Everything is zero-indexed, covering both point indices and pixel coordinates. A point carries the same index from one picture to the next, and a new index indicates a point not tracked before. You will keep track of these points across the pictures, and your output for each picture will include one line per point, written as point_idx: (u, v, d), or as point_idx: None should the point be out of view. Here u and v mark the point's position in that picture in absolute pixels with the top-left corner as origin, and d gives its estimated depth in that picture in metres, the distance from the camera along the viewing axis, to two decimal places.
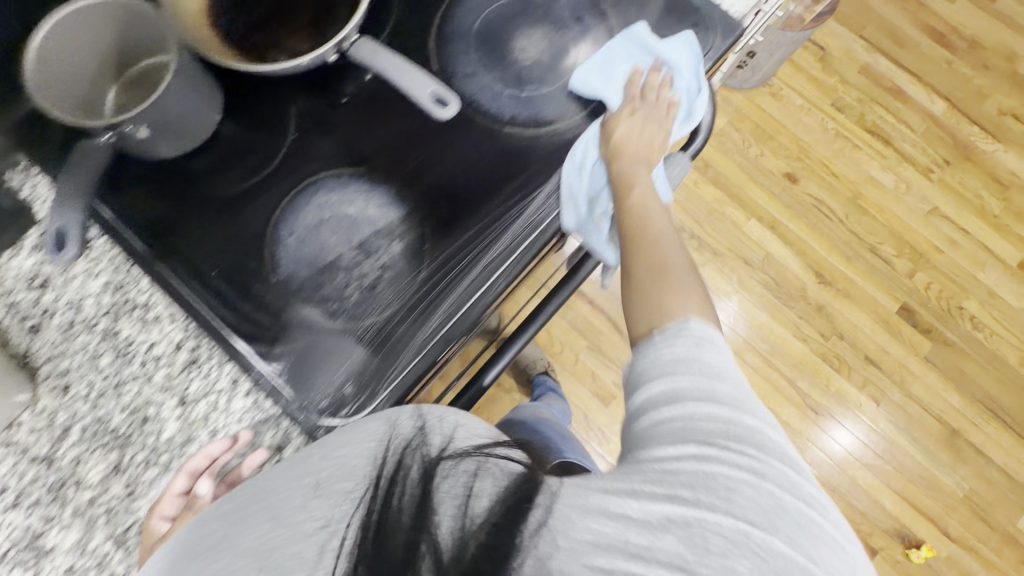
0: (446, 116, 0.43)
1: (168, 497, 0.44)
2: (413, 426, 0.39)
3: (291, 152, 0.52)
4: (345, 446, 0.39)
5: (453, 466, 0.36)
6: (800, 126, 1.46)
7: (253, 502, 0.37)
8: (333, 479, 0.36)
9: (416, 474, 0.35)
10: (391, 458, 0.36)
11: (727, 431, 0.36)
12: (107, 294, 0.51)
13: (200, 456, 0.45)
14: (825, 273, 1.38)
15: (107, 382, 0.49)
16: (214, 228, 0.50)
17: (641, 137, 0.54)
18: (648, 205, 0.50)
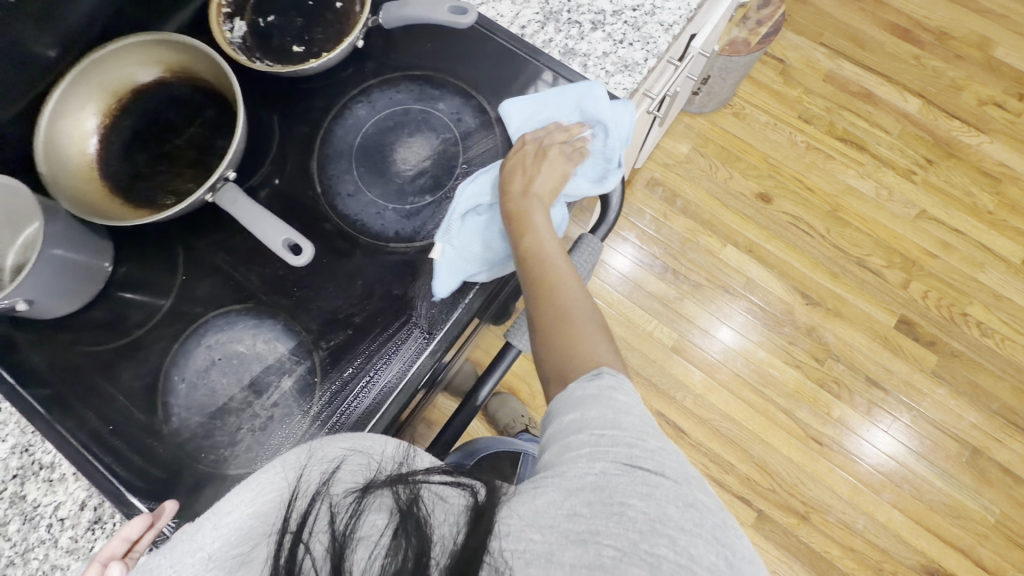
0: (304, 262, 0.50)
1: None
2: (323, 472, 0.35)
3: (179, 296, 0.52)
4: (255, 490, 0.34)
5: (365, 502, 0.33)
6: (767, 143, 1.42)
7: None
8: (227, 548, 0.31)
9: (325, 517, 0.32)
10: (298, 508, 0.33)
11: (627, 448, 0.35)
12: (14, 457, 0.51)
13: (118, 541, 0.42)
14: (812, 293, 1.32)
15: (13, 549, 0.48)
16: (106, 382, 0.50)
17: (545, 172, 0.52)
18: (545, 250, 0.49)
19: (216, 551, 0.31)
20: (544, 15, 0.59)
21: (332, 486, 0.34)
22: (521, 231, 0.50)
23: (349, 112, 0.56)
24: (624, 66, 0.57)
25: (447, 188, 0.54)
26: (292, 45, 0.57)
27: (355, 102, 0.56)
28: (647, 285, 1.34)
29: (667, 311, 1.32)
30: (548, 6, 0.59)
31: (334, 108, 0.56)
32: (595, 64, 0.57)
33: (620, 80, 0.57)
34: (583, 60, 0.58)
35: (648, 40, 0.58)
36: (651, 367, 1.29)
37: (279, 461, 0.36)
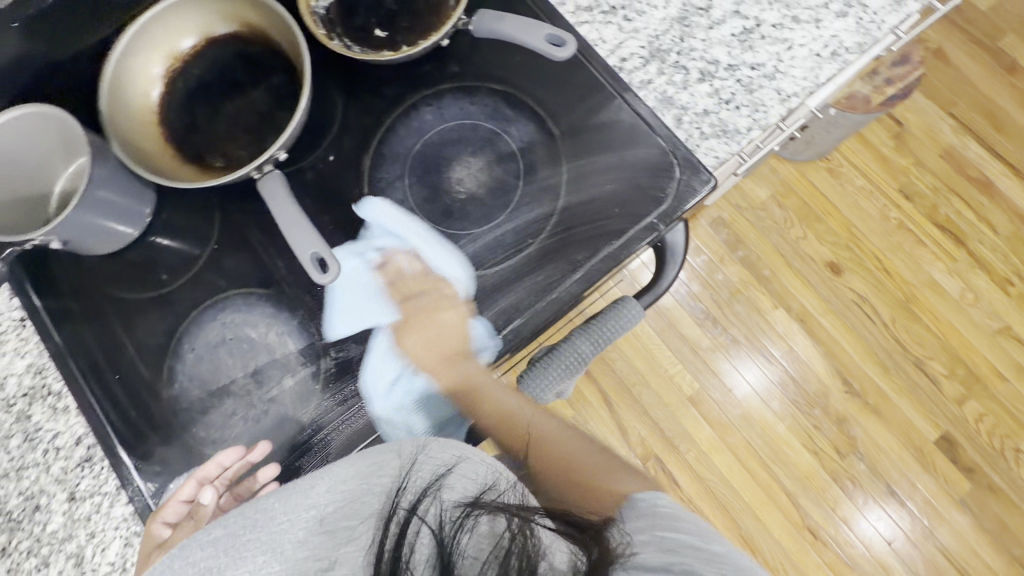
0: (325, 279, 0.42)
1: (174, 502, 0.44)
2: (434, 471, 0.38)
3: (207, 262, 0.51)
4: (367, 475, 0.37)
5: (474, 518, 0.36)
6: (856, 209, 1.29)
7: (249, 528, 0.34)
8: (338, 514, 0.34)
9: (435, 516, 0.35)
10: (407, 500, 0.35)
11: (695, 550, 0.37)
12: (28, 376, 0.53)
13: (214, 466, 0.46)
14: (853, 381, 1.23)
15: (12, 463, 0.51)
16: (122, 329, 0.51)
17: (435, 334, 0.48)
18: (476, 292, 0.46)
19: (330, 515, 0.34)
20: (649, 53, 0.53)
21: (442, 489, 0.37)
22: (477, 403, 0.49)
23: (416, 114, 0.52)
24: (722, 131, 0.51)
25: (494, 221, 0.50)
26: (375, 27, 0.52)
27: (424, 103, 0.52)
28: (681, 326, 1.28)
29: (695, 359, 1.26)
30: (656, 43, 0.53)
31: (402, 103, 0.52)
32: (691, 121, 0.51)
33: (714, 145, 0.51)
34: (679, 113, 0.51)
35: (759, 107, 0.51)
36: (664, 410, 1.24)
37: (395, 453, 0.39)
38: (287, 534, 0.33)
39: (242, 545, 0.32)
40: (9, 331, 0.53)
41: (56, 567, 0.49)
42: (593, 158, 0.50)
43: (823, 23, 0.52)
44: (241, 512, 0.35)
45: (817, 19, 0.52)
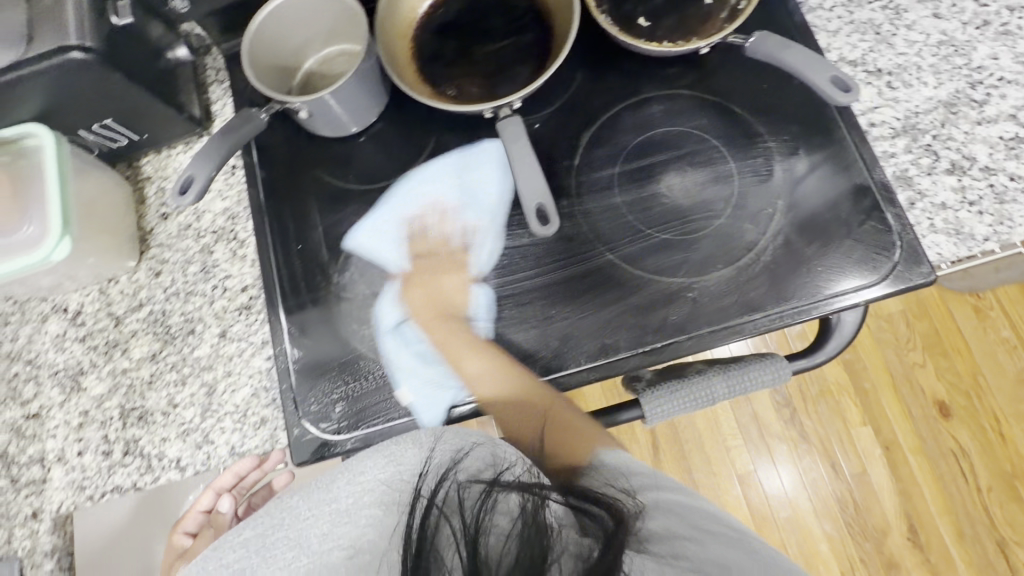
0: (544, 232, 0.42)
1: (194, 512, 0.50)
2: (451, 456, 0.38)
3: (409, 176, 0.54)
4: (383, 465, 0.37)
5: (496, 494, 0.35)
6: (990, 359, 1.19)
7: (277, 526, 0.36)
8: (356, 505, 0.35)
9: (454, 500, 0.35)
10: (427, 486, 0.36)
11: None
12: (222, 218, 0.58)
13: (229, 476, 0.50)
14: (920, 532, 1.13)
15: (184, 285, 0.57)
16: (317, 208, 0.55)
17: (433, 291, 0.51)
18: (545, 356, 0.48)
19: (352, 506, 0.35)
20: (902, 127, 0.51)
21: (459, 470, 0.37)
22: (456, 359, 0.47)
23: (646, 109, 0.53)
24: (955, 230, 0.48)
25: (691, 236, 0.49)
26: (641, 14, 0.53)
27: (658, 101, 0.53)
28: (756, 404, 1.22)
29: (759, 442, 1.21)
30: (913, 120, 0.51)
31: (636, 95, 0.53)
32: (923, 209, 0.49)
33: (940, 242, 0.48)
34: (914, 197, 0.49)
35: (1004, 220, 0.47)
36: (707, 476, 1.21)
37: (412, 441, 0.39)
38: (311, 529, 0.35)
39: (273, 541, 0.35)
40: (222, 173, 0.59)
41: (189, 388, 0.54)
42: (697, 164, 0.51)
43: None
44: (266, 515, 0.38)
45: None
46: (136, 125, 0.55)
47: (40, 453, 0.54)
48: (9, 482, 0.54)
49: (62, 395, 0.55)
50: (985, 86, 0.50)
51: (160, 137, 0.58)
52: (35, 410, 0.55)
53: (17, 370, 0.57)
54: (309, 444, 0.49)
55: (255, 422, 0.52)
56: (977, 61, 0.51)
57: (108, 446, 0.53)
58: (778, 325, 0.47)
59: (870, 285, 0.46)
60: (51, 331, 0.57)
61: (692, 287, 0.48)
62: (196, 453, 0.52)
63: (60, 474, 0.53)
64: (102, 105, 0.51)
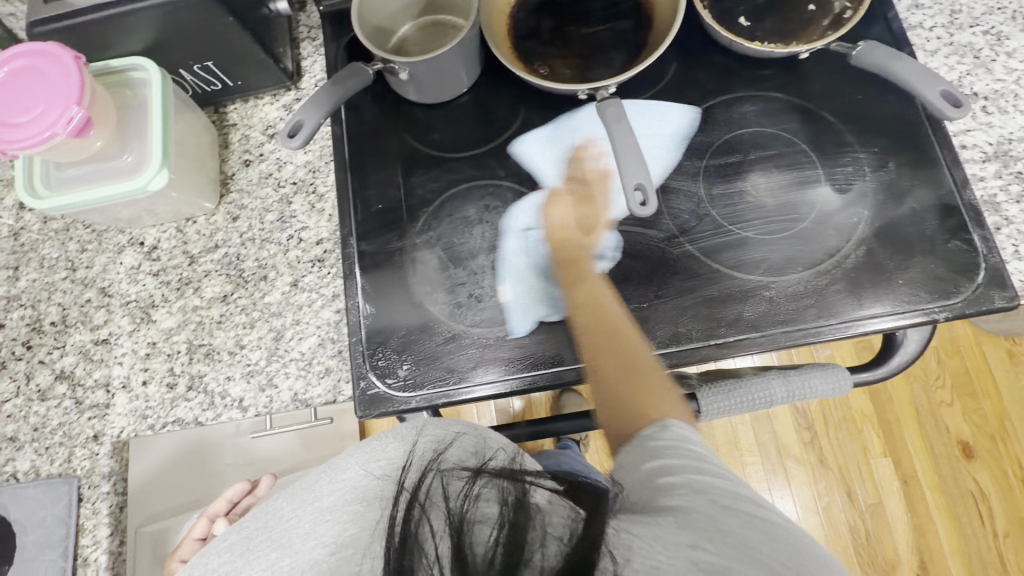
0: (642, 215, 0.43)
1: (190, 539, 0.59)
2: (432, 448, 0.37)
3: (495, 149, 0.55)
4: (364, 461, 0.36)
5: (477, 484, 0.34)
6: (1019, 405, 1.18)
7: (260, 529, 0.35)
8: (341, 501, 0.34)
9: (438, 491, 0.33)
10: (410, 477, 0.35)
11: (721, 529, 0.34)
12: (303, 170, 0.59)
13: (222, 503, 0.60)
14: (930, 570, 1.13)
15: (260, 232, 0.57)
16: (400, 170, 0.56)
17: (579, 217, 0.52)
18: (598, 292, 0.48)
19: (333, 503, 0.34)
20: (994, 152, 0.51)
21: (442, 462, 0.36)
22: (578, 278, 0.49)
23: (738, 108, 0.53)
24: None
25: (773, 236, 0.50)
26: (743, 13, 0.53)
27: (751, 101, 0.53)
28: (777, 423, 1.22)
29: (776, 461, 1.21)
30: (1006, 146, 0.51)
31: (729, 92, 0.53)
32: (1009, 235, 0.49)
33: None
34: (1000, 222, 0.49)
35: None
36: None
37: (396, 436, 0.38)
38: (294, 529, 0.34)
39: (256, 545, 0.34)
40: None
41: (258, 332, 0.55)
42: (778, 172, 0.51)
43: None
44: (252, 517, 0.37)
45: None
46: (232, 70, 0.56)
47: (106, 378, 0.55)
48: (74, 403, 0.55)
49: (131, 326, 0.56)
50: None
51: (252, 85, 0.59)
52: (104, 337, 0.56)
53: (89, 296, 0.58)
54: (374, 398, 0.50)
55: (320, 372, 0.53)
56: None
57: (173, 379, 0.55)
58: (853, 334, 0.47)
59: (953, 305, 0.46)
60: (124, 262, 0.58)
61: (770, 285, 0.49)
62: (259, 395, 0.53)
63: (124, 401, 0.55)
64: (208, 46, 0.52)
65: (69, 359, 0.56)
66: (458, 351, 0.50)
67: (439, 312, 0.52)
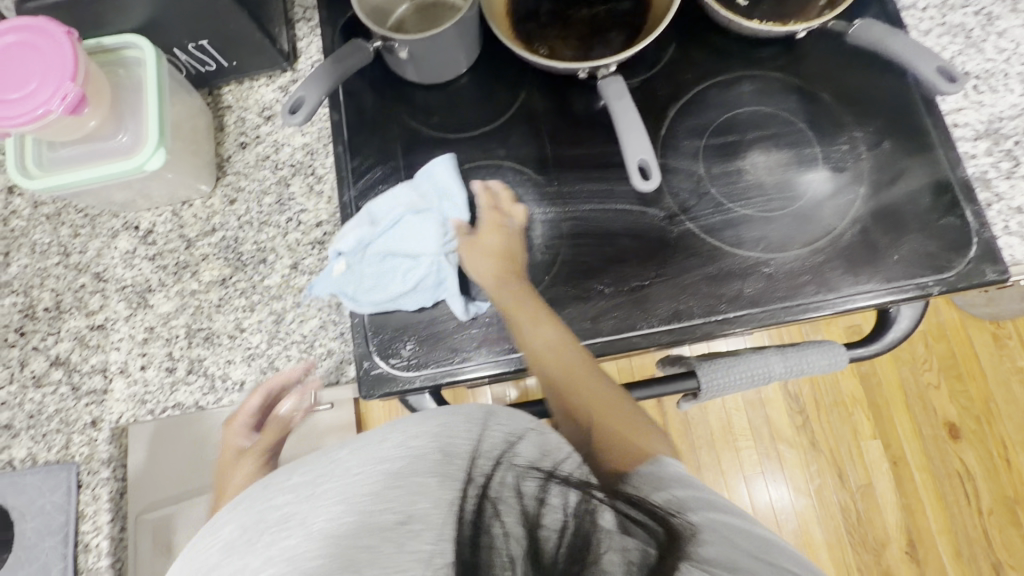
0: (648, 189, 0.44)
1: (243, 417, 0.49)
2: (503, 439, 0.33)
3: (495, 130, 0.55)
4: (429, 430, 0.31)
5: (548, 488, 0.31)
6: (1003, 386, 1.20)
7: (324, 475, 0.29)
8: (413, 470, 0.29)
9: (511, 490, 0.30)
10: (482, 467, 0.30)
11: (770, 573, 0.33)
12: (301, 152, 0.58)
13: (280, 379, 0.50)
14: (918, 547, 1.16)
15: (258, 215, 0.57)
16: (400, 151, 0.55)
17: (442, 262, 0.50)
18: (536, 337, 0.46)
19: (405, 470, 0.28)
20: (985, 131, 0.52)
21: (513, 455, 0.32)
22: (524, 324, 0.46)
23: (737, 88, 0.53)
24: None
25: (771, 213, 0.50)
26: None
27: (749, 81, 0.54)
28: (770, 407, 1.24)
29: (769, 445, 1.23)
30: (996, 125, 0.52)
31: (726, 73, 0.54)
32: (1000, 211, 0.50)
33: (1013, 244, 0.49)
34: (991, 198, 0.50)
35: None
36: (714, 472, 1.23)
37: (462, 416, 0.33)
38: (362, 486, 0.28)
39: (323, 491, 0.28)
40: None
41: (258, 315, 0.54)
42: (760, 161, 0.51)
43: None
44: (314, 458, 0.31)
45: None
46: (227, 50, 0.56)
47: (103, 364, 0.55)
48: (70, 389, 0.54)
49: (127, 311, 0.56)
50: None
51: (247, 66, 0.58)
52: (100, 322, 0.56)
53: (83, 281, 0.57)
54: (378, 378, 0.50)
55: (323, 353, 0.53)
56: None
57: (172, 363, 0.54)
58: (849, 309, 0.48)
59: (945, 281, 0.47)
60: (119, 246, 0.57)
61: (769, 262, 0.49)
62: (261, 378, 0.53)
63: (123, 387, 0.54)
64: (203, 25, 0.51)
65: (65, 345, 0.55)
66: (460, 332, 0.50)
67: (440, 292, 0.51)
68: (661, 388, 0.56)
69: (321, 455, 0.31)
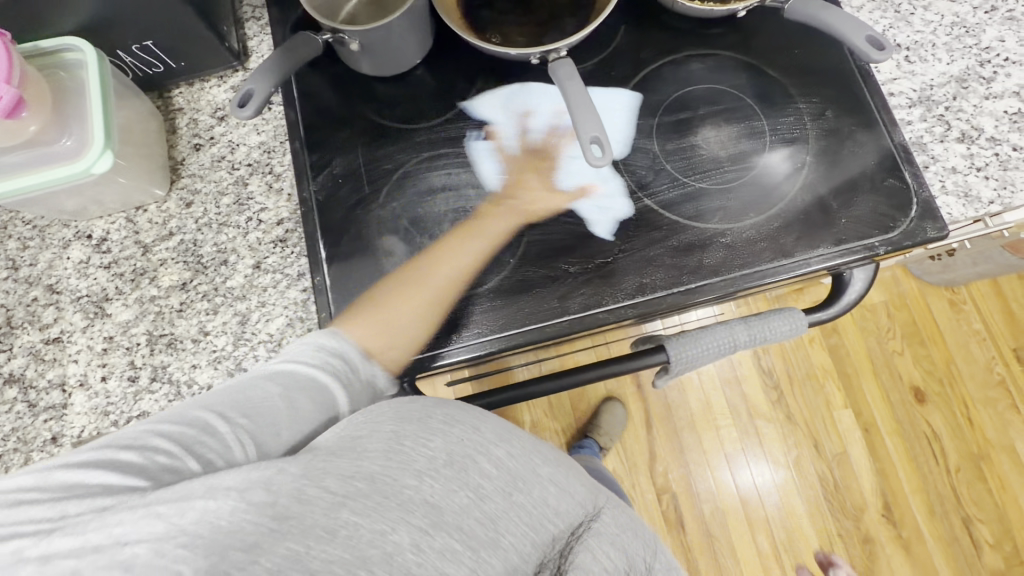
0: (598, 164, 0.45)
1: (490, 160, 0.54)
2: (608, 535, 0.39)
3: (452, 120, 0.56)
4: (572, 504, 0.38)
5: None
6: (963, 349, 1.26)
7: (507, 491, 0.35)
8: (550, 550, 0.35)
9: None
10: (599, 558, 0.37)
11: None
12: (257, 151, 0.57)
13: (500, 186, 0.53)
14: (894, 510, 1.20)
15: (217, 216, 0.56)
16: (358, 144, 0.55)
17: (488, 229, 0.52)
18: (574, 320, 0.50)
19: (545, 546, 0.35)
20: (919, 98, 0.54)
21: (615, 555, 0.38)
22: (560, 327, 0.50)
23: (686, 67, 0.55)
24: (964, 193, 0.52)
25: (726, 185, 0.52)
26: None
27: (697, 59, 0.55)
28: (746, 385, 1.27)
29: (747, 422, 1.26)
30: (929, 92, 0.55)
31: (676, 52, 0.55)
32: (937, 172, 0.52)
33: (951, 203, 0.52)
34: (928, 161, 0.53)
35: (1008, 185, 0.52)
36: (697, 453, 1.26)
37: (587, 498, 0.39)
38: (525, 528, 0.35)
39: (491, 504, 0.34)
40: None
41: (222, 318, 0.53)
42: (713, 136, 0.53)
43: None
44: (497, 465, 0.36)
45: None
46: (174, 51, 0.55)
47: (60, 378, 0.53)
48: (26, 407, 0.52)
49: (84, 322, 0.54)
50: (993, 65, 0.55)
51: (197, 67, 0.57)
52: (55, 336, 0.54)
53: (34, 294, 0.55)
54: None
55: None
56: (986, 42, 0.55)
57: (135, 372, 0.53)
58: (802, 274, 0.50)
59: (892, 241, 0.49)
60: (71, 256, 0.56)
61: (726, 233, 0.51)
62: (229, 381, 0.52)
63: (83, 400, 0.52)
64: (146, 24, 0.50)
65: (17, 362, 0.53)
66: (429, 319, 0.50)
67: (406, 281, 0.51)
68: (632, 364, 0.57)
69: (486, 470, 0.36)
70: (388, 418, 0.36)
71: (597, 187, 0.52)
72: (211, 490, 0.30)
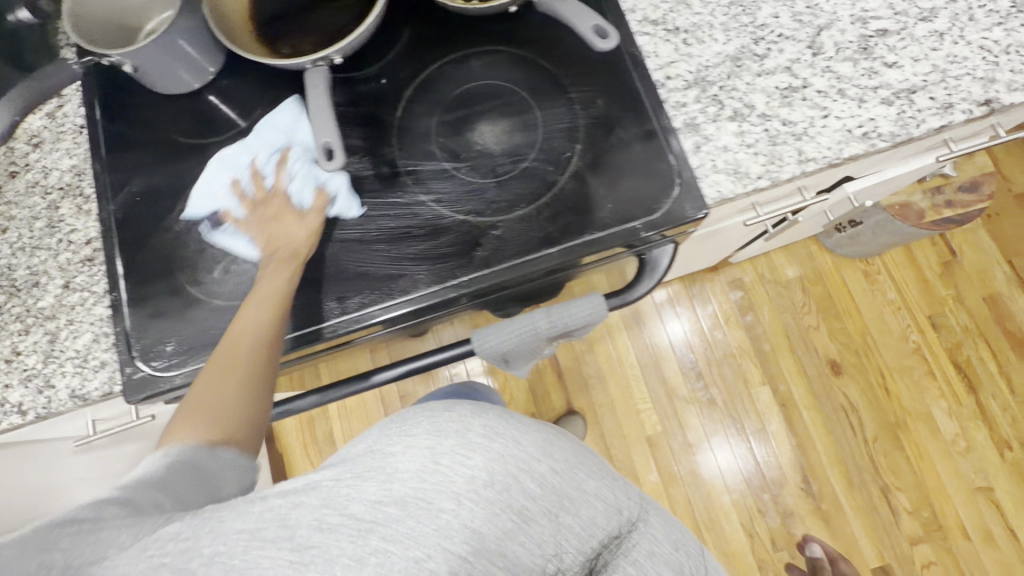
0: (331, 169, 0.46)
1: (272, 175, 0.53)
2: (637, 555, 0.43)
3: (246, 132, 0.57)
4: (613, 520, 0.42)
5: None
6: (878, 319, 1.26)
7: (559, 506, 0.38)
8: None
9: None
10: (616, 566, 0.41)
11: None
12: (69, 175, 0.60)
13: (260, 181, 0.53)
14: (813, 482, 1.21)
15: (29, 240, 0.58)
16: (158, 162, 0.57)
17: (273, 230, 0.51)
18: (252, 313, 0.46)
19: None
20: (694, 80, 0.55)
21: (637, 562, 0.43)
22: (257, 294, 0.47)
23: (467, 63, 0.56)
24: (733, 170, 0.53)
25: (499, 178, 0.53)
26: None
27: (476, 56, 0.56)
28: (666, 368, 1.28)
29: (668, 404, 1.27)
30: (704, 72, 0.56)
31: (455, 50, 0.57)
32: (708, 152, 0.53)
33: (721, 181, 0.53)
34: (700, 141, 0.54)
35: (775, 160, 0.53)
36: (620, 438, 1.27)
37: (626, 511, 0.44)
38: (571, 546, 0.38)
39: (548, 527, 0.37)
40: (70, 133, 0.61)
41: (32, 337, 0.56)
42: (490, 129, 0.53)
43: (867, 102, 0.53)
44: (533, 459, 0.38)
45: (861, 98, 0.53)
46: None
47: None
48: None
49: None
50: (767, 42, 0.56)
51: (7, 98, 0.60)
52: None
53: None
54: (141, 381, 0.52)
55: (95, 365, 0.55)
56: (761, 19, 0.56)
57: None
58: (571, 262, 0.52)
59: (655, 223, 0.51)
60: None
61: (499, 224, 0.52)
62: (38, 397, 0.54)
63: None
64: None
65: None
66: (218, 326, 0.52)
67: (198, 291, 0.54)
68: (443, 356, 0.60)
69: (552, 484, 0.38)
70: (421, 430, 0.36)
71: (291, 152, 0.54)
72: (220, 536, 0.30)
